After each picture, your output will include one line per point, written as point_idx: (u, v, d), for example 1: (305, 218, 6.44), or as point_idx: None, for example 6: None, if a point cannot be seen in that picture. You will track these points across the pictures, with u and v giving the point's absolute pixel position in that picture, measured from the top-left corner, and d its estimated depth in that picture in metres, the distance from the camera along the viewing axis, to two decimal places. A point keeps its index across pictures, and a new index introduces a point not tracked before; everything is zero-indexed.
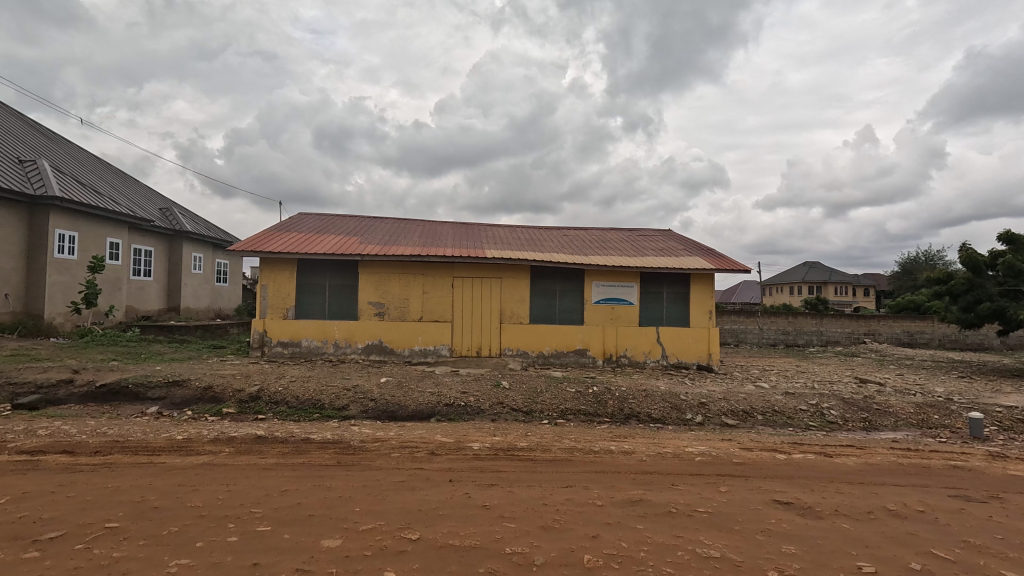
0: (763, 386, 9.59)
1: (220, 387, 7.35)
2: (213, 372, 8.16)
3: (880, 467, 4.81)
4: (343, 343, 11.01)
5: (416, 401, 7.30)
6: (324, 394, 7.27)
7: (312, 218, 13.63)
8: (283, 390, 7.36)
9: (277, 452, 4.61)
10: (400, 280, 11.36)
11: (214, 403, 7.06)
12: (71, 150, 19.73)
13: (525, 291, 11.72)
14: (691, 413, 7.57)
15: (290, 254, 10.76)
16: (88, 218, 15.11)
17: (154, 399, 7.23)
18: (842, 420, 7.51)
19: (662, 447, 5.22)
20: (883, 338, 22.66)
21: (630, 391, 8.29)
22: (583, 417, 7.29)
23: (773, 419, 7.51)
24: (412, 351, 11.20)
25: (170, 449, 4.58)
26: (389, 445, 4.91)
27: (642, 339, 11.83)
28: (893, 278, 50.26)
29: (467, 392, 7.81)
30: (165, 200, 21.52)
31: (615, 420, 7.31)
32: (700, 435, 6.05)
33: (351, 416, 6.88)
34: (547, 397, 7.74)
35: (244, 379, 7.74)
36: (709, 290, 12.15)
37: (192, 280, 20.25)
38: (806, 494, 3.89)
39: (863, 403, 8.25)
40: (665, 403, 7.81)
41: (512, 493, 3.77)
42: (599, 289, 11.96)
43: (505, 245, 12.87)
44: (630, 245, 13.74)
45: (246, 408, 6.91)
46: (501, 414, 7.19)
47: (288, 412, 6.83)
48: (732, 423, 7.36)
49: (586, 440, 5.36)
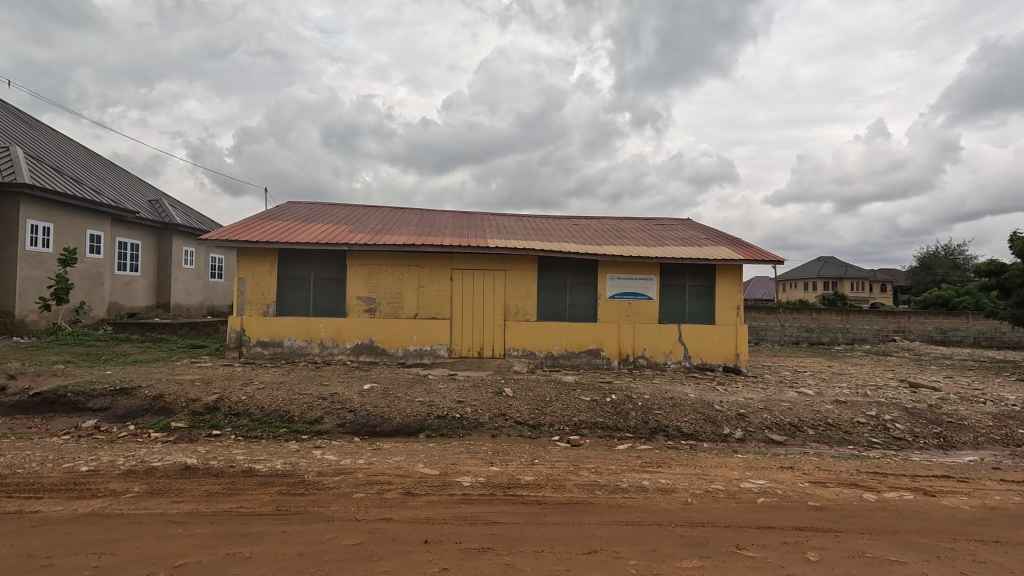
0: (806, 392, 8.37)
1: (172, 396, 6.27)
2: (171, 378, 7.07)
3: (1008, 513, 3.59)
4: (330, 343, 9.91)
5: (403, 413, 6.20)
6: (294, 405, 6.20)
7: (300, 206, 12.55)
8: (248, 399, 6.28)
9: (200, 493, 3.47)
10: (393, 273, 10.22)
11: (163, 416, 5.97)
12: (56, 140, 18.83)
13: (532, 284, 10.54)
14: (728, 427, 6.39)
15: (270, 243, 9.63)
16: (63, 208, 14.12)
17: (94, 410, 6.13)
18: (911, 436, 6.31)
19: (710, 480, 4.01)
20: (914, 336, 21.29)
21: (655, 399, 7.10)
22: (600, 432, 6.13)
23: (827, 435, 6.31)
24: (407, 352, 10.09)
25: (59, 488, 3.44)
26: (353, 481, 3.76)
27: (661, 338, 10.64)
28: (912, 273, 48.68)
29: (464, 401, 6.67)
30: (155, 192, 20.59)
31: (639, 435, 6.15)
32: (750, 460, 4.83)
33: (324, 431, 5.79)
34: (557, 407, 6.60)
35: (203, 386, 6.62)
36: (738, 282, 10.91)
37: (183, 276, 19.29)
38: (936, 571, 2.70)
39: (932, 414, 6.99)
40: (697, 415, 6.63)
41: (510, 569, 2.60)
42: (614, 282, 10.75)
43: (509, 234, 11.68)
44: (647, 234, 12.51)
45: (199, 422, 5.83)
46: (503, 429, 6.08)
47: (249, 426, 5.75)
48: (779, 440, 6.17)
49: (608, 470, 4.15)
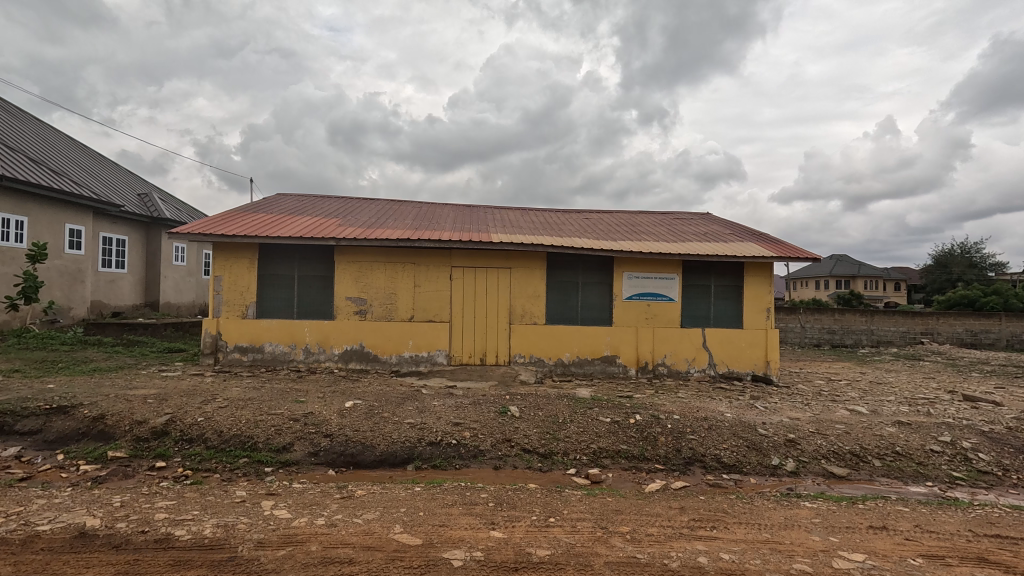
0: (859, 409, 7.23)
1: (116, 417, 5.28)
2: (122, 393, 6.06)
3: None
4: (315, 349, 8.93)
5: (389, 439, 5.19)
6: (260, 429, 5.21)
7: (290, 198, 11.57)
8: (206, 422, 5.27)
9: None
10: (386, 272, 9.21)
11: (101, 443, 4.97)
12: (42, 131, 18.05)
13: (541, 284, 9.49)
14: (776, 456, 5.35)
15: (249, 237, 8.61)
16: (39, 201, 13.24)
17: (20, 433, 5.14)
18: (1000, 470, 5.24)
19: (790, 556, 2.95)
20: (943, 339, 20.06)
21: (686, 420, 6.05)
22: (624, 463, 5.13)
23: (898, 468, 5.26)
24: (402, 359, 9.10)
25: None
26: (302, 561, 2.71)
27: (684, 344, 9.60)
28: (928, 271, 47.21)
29: (462, 422, 5.65)
30: (146, 185, 19.77)
31: (671, 467, 5.15)
32: (826, 511, 3.78)
33: (293, 463, 4.82)
34: (572, 431, 5.58)
35: (155, 405, 5.60)
36: (769, 282, 9.82)
37: (174, 273, 18.40)
38: None
39: (1021, 441, 5.86)
40: (738, 441, 5.58)
41: None
42: (632, 282, 9.68)
43: (515, 228, 10.66)
44: (666, 229, 11.45)
45: (143, 451, 4.85)
46: (508, 459, 5.09)
47: (201, 457, 4.79)
48: (841, 475, 5.12)
49: (648, 538, 3.09)
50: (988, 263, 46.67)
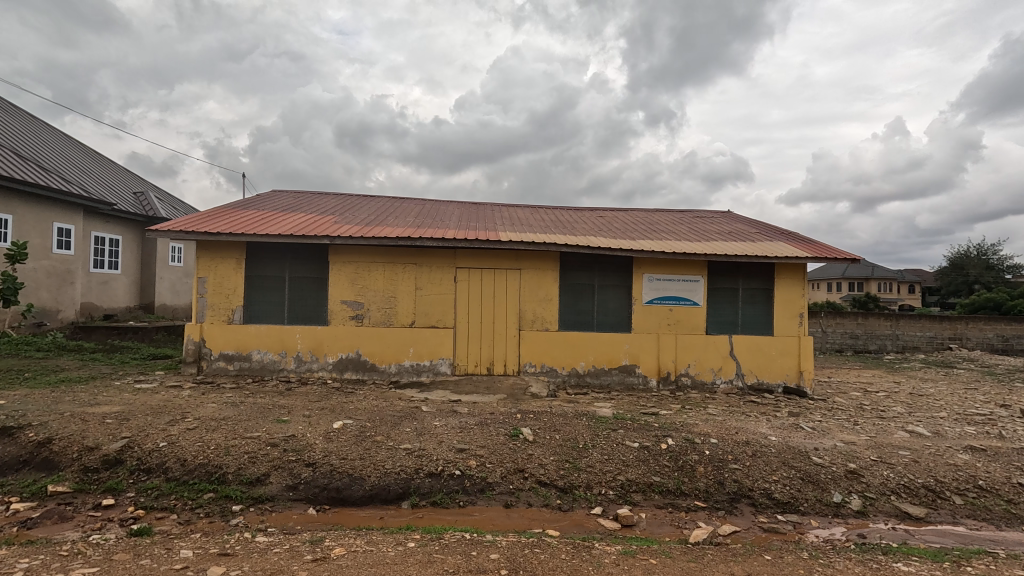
0: (917, 429, 6.38)
1: (64, 442, 4.53)
2: (79, 411, 5.29)
3: None
4: (307, 357, 8.19)
5: (382, 468, 4.42)
6: (231, 457, 4.44)
7: (284, 195, 10.83)
8: (169, 448, 4.51)
9: None
10: (385, 273, 8.46)
11: (43, 475, 4.22)
12: (35, 127, 17.51)
13: (553, 287, 8.70)
14: (837, 492, 4.52)
15: (234, 235, 7.87)
16: (25, 198, 12.62)
17: None
18: None
19: None
20: (972, 344, 19.03)
21: (725, 445, 5.21)
22: (658, 500, 4.33)
23: (986, 508, 4.40)
24: (401, 368, 8.35)
25: None
26: None
27: (709, 352, 8.77)
28: (944, 272, 45.93)
29: (467, 447, 4.86)
30: (144, 183, 19.20)
31: (713, 505, 4.34)
32: None
33: (267, 499, 4.06)
34: (595, 459, 4.78)
35: (112, 427, 4.84)
36: (803, 285, 8.95)
37: (171, 274, 17.75)
38: None
39: None
40: (789, 472, 4.73)
41: None
42: (652, 285, 8.86)
43: (525, 227, 9.86)
44: (686, 228, 10.63)
45: (90, 484, 4.09)
46: (520, 494, 4.30)
47: (158, 492, 4.04)
48: (918, 516, 4.29)
49: None
50: (1008, 264, 45.38)
